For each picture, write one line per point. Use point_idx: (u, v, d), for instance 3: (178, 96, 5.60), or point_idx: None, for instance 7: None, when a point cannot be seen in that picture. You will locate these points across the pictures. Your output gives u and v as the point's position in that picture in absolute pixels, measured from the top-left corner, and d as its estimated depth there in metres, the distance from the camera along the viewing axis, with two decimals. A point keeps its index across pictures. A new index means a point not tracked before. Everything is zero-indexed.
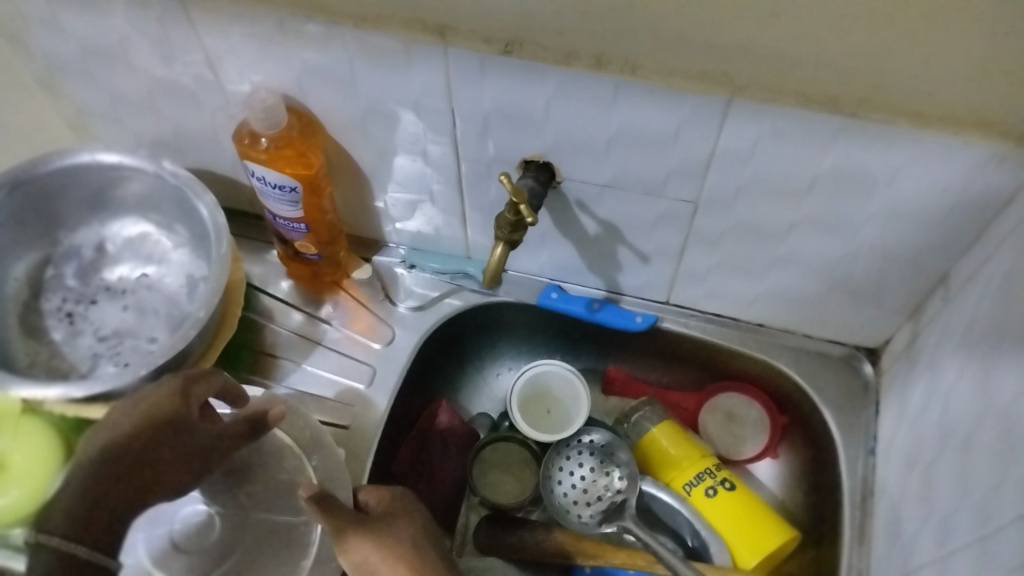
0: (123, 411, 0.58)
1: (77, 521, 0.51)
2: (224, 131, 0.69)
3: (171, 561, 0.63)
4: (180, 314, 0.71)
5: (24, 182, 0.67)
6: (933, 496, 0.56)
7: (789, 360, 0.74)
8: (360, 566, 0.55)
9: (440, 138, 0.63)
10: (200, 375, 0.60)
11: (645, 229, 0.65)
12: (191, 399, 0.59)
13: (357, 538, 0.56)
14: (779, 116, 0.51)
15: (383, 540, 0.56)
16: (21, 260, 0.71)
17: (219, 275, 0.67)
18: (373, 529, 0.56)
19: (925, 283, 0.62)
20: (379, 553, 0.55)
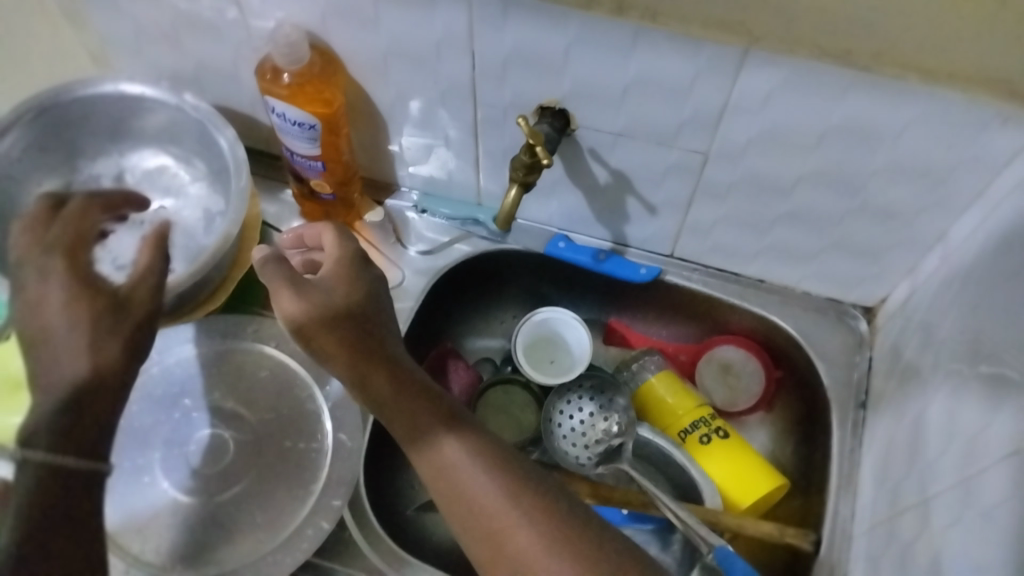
0: (33, 322, 0.50)
1: (56, 431, 0.47)
2: (245, 67, 0.70)
3: (186, 479, 0.67)
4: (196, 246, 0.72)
5: (49, 108, 0.69)
6: (922, 445, 0.58)
7: (788, 316, 0.76)
8: (299, 334, 0.56)
9: (459, 82, 0.64)
10: (73, 235, 0.54)
11: (655, 180, 0.67)
12: (90, 272, 0.53)
13: (298, 313, 0.56)
14: (795, 68, 0.52)
15: (326, 316, 0.56)
16: (41, 186, 0.73)
17: (238, 207, 0.68)
18: (310, 299, 0.56)
19: (925, 242, 0.63)
20: (446, 445, 0.53)
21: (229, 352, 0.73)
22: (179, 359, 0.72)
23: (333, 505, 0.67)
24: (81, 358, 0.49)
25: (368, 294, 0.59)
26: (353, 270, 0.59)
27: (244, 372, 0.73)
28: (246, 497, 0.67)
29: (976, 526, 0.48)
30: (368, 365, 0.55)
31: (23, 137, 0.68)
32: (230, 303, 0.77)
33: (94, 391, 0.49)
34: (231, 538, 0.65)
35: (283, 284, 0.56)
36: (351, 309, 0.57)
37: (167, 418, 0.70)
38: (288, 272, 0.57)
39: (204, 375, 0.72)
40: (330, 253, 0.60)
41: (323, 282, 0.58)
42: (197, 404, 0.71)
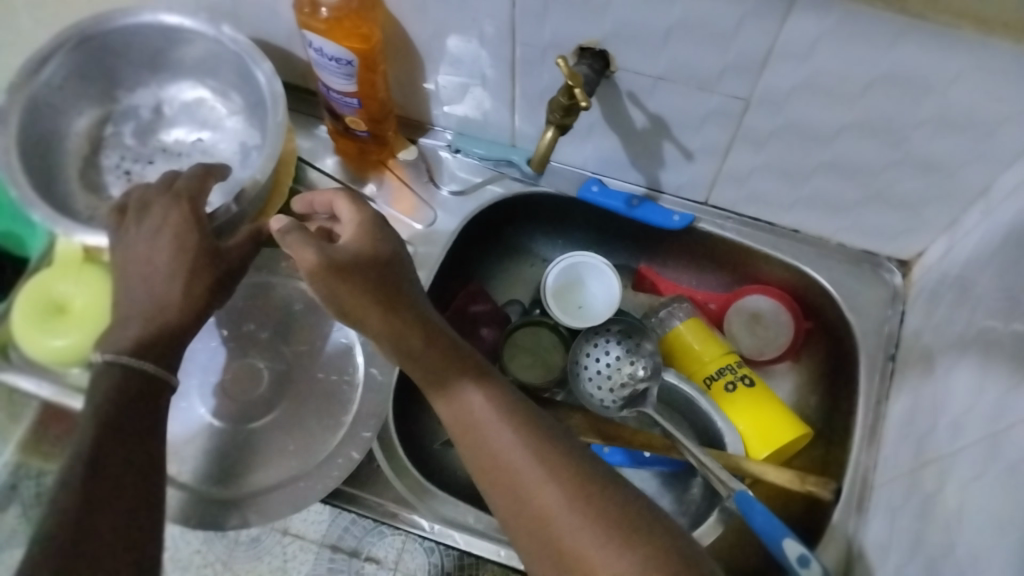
0: (146, 246, 0.60)
1: (142, 342, 0.57)
2: (283, 0, 0.70)
3: (224, 406, 0.69)
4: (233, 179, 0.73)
5: (89, 38, 0.69)
6: (949, 400, 0.58)
7: (822, 267, 0.75)
8: (328, 298, 0.57)
9: (499, 20, 0.63)
10: (199, 188, 0.63)
11: (693, 126, 0.66)
12: (204, 220, 0.62)
13: (326, 278, 0.56)
14: (846, 13, 0.51)
15: (353, 278, 0.56)
16: (82, 114, 0.73)
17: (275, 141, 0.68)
18: (337, 263, 0.56)
19: (967, 197, 0.62)
20: (471, 393, 0.56)
21: (264, 285, 0.75)
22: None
23: (364, 435, 0.68)
24: (173, 287, 0.59)
25: (391, 257, 0.59)
26: (376, 233, 0.60)
27: (279, 305, 0.74)
28: (280, 425, 0.69)
29: (998, 482, 0.48)
30: (400, 322, 0.57)
31: (64, 67, 0.69)
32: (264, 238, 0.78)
33: (167, 315, 0.59)
34: (264, 463, 0.68)
35: (310, 250, 0.56)
36: (377, 271, 0.58)
37: (205, 347, 0.72)
38: (311, 237, 0.57)
39: (240, 307, 0.74)
40: (351, 217, 0.61)
41: (348, 245, 0.58)
42: (233, 335, 0.73)
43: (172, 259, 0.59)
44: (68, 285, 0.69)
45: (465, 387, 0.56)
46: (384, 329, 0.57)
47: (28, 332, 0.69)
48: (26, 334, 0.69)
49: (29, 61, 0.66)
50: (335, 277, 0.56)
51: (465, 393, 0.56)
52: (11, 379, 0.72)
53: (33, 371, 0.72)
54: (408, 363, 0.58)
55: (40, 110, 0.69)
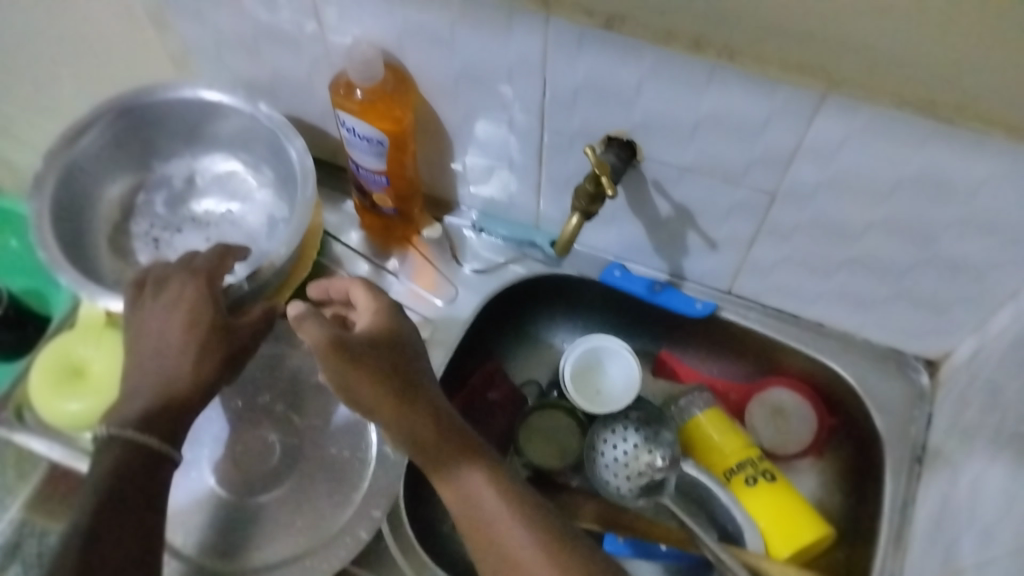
0: (160, 321, 0.61)
1: (147, 416, 0.58)
2: (319, 80, 0.72)
3: (233, 478, 0.68)
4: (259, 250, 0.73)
5: (129, 109, 0.71)
6: (979, 508, 0.56)
7: (846, 362, 0.74)
8: (339, 384, 0.58)
9: (528, 108, 0.64)
10: (217, 265, 0.64)
11: (717, 216, 0.66)
12: (219, 297, 0.63)
13: (337, 363, 0.57)
14: (873, 114, 0.51)
15: (366, 364, 0.57)
16: (116, 181, 0.75)
17: (303, 215, 0.69)
18: (350, 350, 0.57)
19: (996, 299, 0.62)
20: (476, 484, 0.55)
21: (282, 357, 0.75)
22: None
23: (373, 516, 0.67)
24: (181, 365, 0.59)
25: (404, 344, 0.60)
26: (390, 320, 0.61)
27: (296, 378, 0.74)
28: (288, 501, 0.68)
29: None
30: (411, 411, 0.57)
31: (103, 136, 0.71)
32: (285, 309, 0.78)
33: (176, 391, 0.59)
34: (269, 541, 0.66)
35: (323, 334, 0.58)
36: (390, 357, 0.58)
37: (219, 416, 0.71)
38: (323, 324, 0.59)
39: (258, 378, 0.73)
40: (366, 305, 0.62)
41: (362, 332, 0.59)
42: (248, 405, 0.72)
43: (183, 335, 0.60)
44: (87, 350, 0.70)
45: (471, 477, 0.55)
46: (395, 419, 0.57)
47: (44, 395, 0.69)
48: (41, 396, 0.69)
49: (69, 130, 0.68)
50: (344, 364, 0.57)
51: (477, 487, 0.55)
52: (24, 439, 0.71)
53: (46, 434, 0.71)
54: (417, 455, 0.57)
55: (76, 176, 0.70)
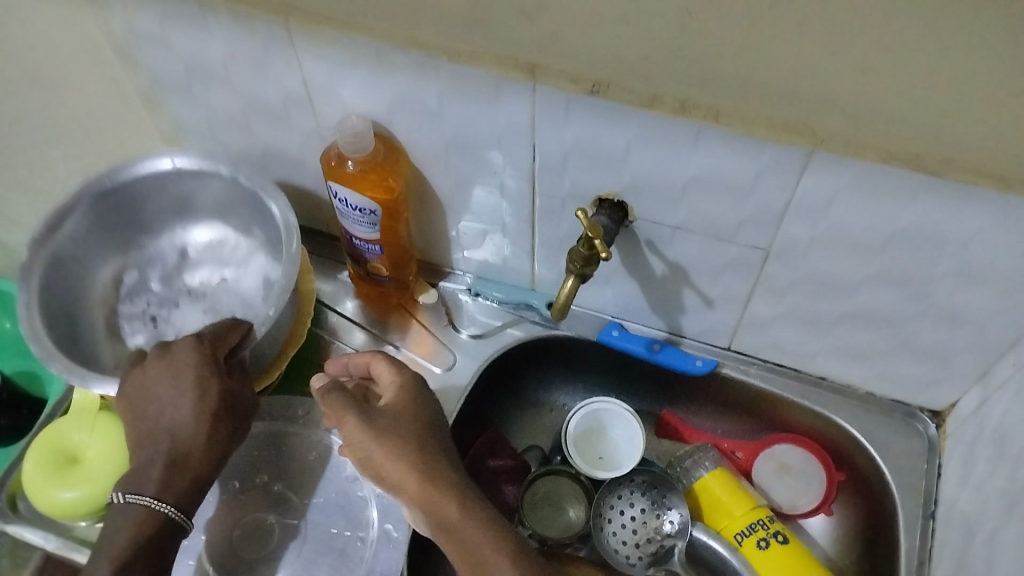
0: (171, 390, 0.60)
1: (166, 487, 0.58)
2: (310, 153, 0.73)
3: (231, 564, 0.66)
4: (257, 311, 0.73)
5: (110, 190, 0.72)
6: (995, 565, 0.55)
7: (851, 416, 0.73)
8: (365, 459, 0.58)
9: (518, 173, 0.64)
10: (224, 332, 0.64)
11: (713, 274, 0.66)
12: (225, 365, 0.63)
13: (362, 437, 0.58)
14: (862, 170, 0.52)
15: (390, 441, 0.58)
16: (104, 265, 0.75)
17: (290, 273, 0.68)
18: (376, 425, 0.58)
19: (998, 349, 0.61)
20: (498, 560, 0.54)
21: (279, 434, 0.73)
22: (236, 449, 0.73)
23: None
24: (191, 437, 0.60)
25: (429, 423, 0.60)
26: (413, 398, 0.61)
27: (295, 454, 0.72)
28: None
29: None
30: (434, 490, 0.56)
31: (96, 217, 0.71)
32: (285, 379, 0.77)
33: (187, 463, 0.59)
34: None
35: (347, 410, 0.59)
36: (414, 435, 0.58)
37: (215, 499, 0.70)
38: (351, 401, 0.60)
39: (258, 456, 0.72)
40: (392, 380, 0.63)
41: (387, 409, 0.60)
42: (245, 485, 0.71)
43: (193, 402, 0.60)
44: (84, 436, 0.69)
45: (494, 554, 0.54)
46: (418, 497, 0.56)
47: (39, 485, 0.67)
48: (37, 488, 0.67)
49: (52, 216, 0.68)
50: (369, 437, 0.58)
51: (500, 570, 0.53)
52: (17, 530, 0.70)
53: (40, 523, 0.70)
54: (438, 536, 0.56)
55: (63, 261, 0.70)
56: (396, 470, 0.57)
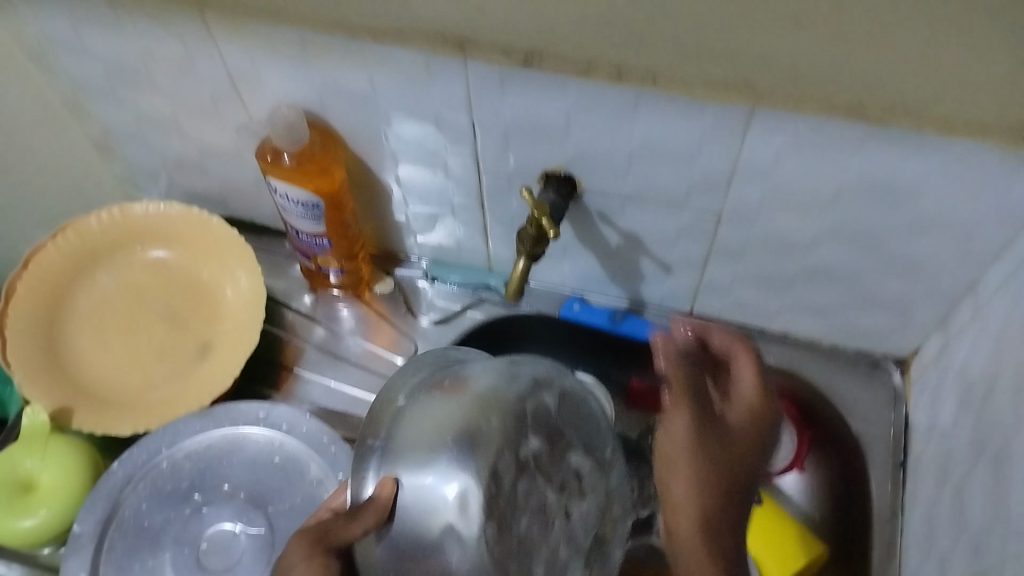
0: None
1: None
2: (246, 149, 0.70)
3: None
4: (555, 427, 0.49)
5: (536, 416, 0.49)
6: (966, 511, 0.55)
7: (817, 369, 0.73)
8: (682, 444, 0.51)
9: (460, 152, 0.62)
10: None
11: (667, 241, 0.65)
12: None
13: (698, 437, 0.51)
14: (804, 124, 0.50)
15: (704, 461, 0.50)
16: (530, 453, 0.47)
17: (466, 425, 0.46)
18: (708, 428, 0.51)
19: (956, 292, 0.60)
20: None
21: (237, 440, 0.70)
22: (188, 452, 0.70)
23: None
24: None
25: (747, 482, 0.50)
26: (758, 424, 0.52)
27: (255, 461, 0.69)
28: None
29: None
30: (710, 519, 0.49)
31: None
32: (512, 503, 0.46)
33: None
34: None
35: (687, 407, 0.52)
36: (732, 473, 0.50)
37: (176, 515, 0.67)
38: (687, 392, 0.54)
39: (216, 465, 0.69)
40: (749, 396, 0.54)
41: (735, 429, 0.52)
42: (207, 499, 0.68)
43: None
44: (33, 463, 0.68)
45: None
46: (699, 523, 0.49)
47: None
48: None
49: None
50: (696, 436, 0.51)
51: None
52: None
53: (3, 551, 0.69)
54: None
55: None
56: (680, 476, 0.50)
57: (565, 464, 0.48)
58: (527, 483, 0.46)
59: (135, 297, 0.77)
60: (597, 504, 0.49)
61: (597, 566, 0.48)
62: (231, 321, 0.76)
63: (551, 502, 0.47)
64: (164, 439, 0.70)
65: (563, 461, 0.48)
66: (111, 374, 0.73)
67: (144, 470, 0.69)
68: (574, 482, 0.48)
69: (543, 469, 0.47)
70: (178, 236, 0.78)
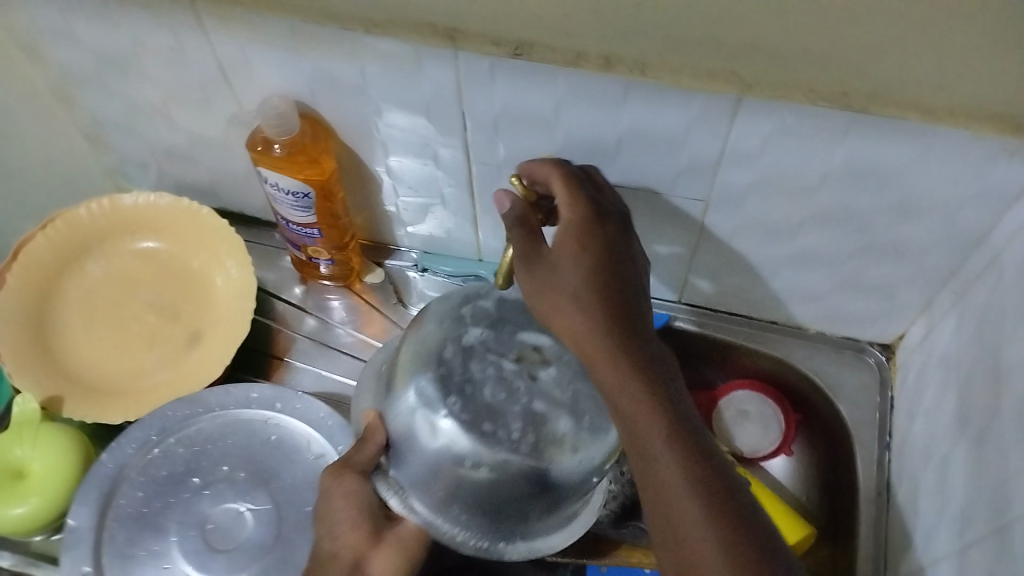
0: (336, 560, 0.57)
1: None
2: (237, 139, 0.70)
3: (210, 562, 0.64)
4: (496, 317, 0.55)
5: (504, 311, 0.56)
6: (949, 489, 0.56)
7: (804, 356, 0.74)
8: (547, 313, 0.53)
9: (450, 142, 0.63)
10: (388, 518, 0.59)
11: (656, 229, 0.66)
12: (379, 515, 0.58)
13: (560, 295, 0.52)
14: (791, 112, 0.51)
15: (578, 309, 0.51)
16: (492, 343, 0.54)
17: (448, 330, 0.54)
18: (566, 281, 0.52)
19: (939, 278, 0.62)
20: (663, 464, 0.48)
21: (230, 424, 0.71)
22: (181, 437, 0.70)
23: None
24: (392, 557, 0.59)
25: (626, 292, 0.53)
26: (609, 287, 0.52)
27: (251, 442, 0.70)
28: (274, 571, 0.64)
29: None
30: (620, 362, 0.50)
31: None
32: (469, 380, 0.52)
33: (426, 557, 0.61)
34: None
35: (534, 274, 0.53)
36: (611, 305, 0.52)
37: (176, 500, 0.67)
38: (539, 257, 0.54)
39: (211, 449, 0.70)
40: (589, 238, 0.54)
41: (580, 263, 0.53)
42: (207, 481, 0.68)
43: (386, 557, 0.52)
44: (25, 449, 0.68)
45: (659, 464, 0.48)
46: (608, 369, 0.50)
47: None
48: None
49: None
50: (559, 294, 0.52)
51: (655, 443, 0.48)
52: None
53: None
54: (662, 520, 0.47)
55: None
56: (569, 329, 0.52)
57: (516, 341, 0.54)
58: (482, 365, 0.52)
59: (125, 287, 0.77)
60: (567, 364, 0.53)
61: (595, 418, 0.53)
62: (222, 310, 0.76)
63: (510, 370, 0.52)
64: (152, 428, 0.69)
65: (519, 341, 0.54)
66: (103, 364, 0.73)
67: (135, 460, 0.68)
68: (532, 354, 0.54)
69: (493, 349, 0.53)
70: (167, 226, 0.78)
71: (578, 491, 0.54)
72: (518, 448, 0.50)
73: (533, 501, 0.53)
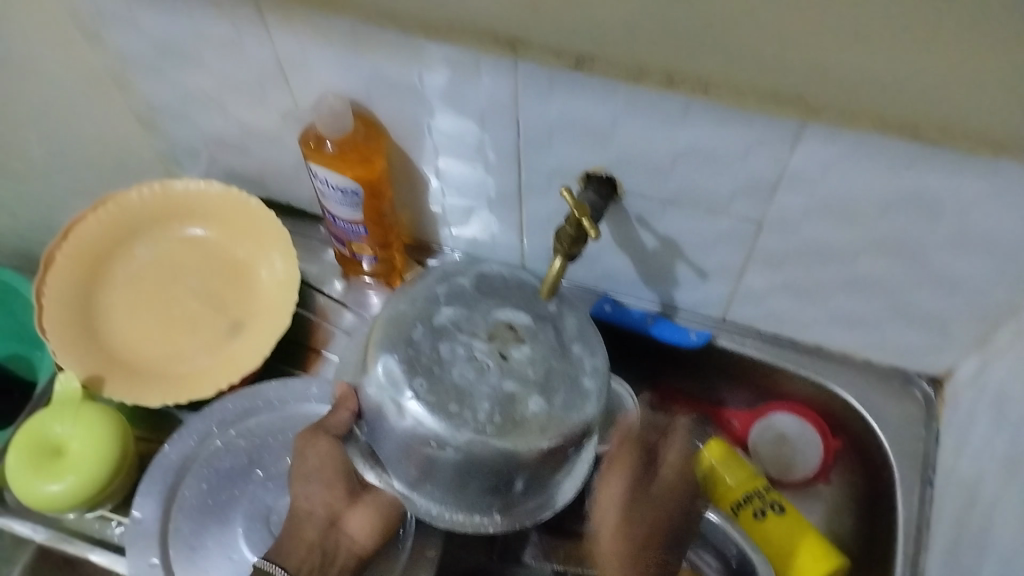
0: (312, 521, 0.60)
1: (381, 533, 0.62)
2: (288, 132, 0.70)
3: None
4: (471, 299, 0.58)
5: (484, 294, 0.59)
6: (994, 535, 0.55)
7: (848, 385, 0.72)
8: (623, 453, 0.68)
9: (501, 148, 0.62)
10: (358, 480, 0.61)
11: (705, 247, 0.65)
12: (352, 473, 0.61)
13: (642, 449, 0.68)
14: (855, 139, 0.50)
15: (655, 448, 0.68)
16: (475, 328, 0.56)
17: (425, 317, 0.57)
18: (650, 445, 0.68)
19: (997, 315, 0.60)
20: (637, 527, 0.65)
21: (291, 418, 0.73)
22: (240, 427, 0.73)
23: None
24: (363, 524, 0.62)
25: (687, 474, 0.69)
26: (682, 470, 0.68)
27: None
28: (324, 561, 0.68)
29: None
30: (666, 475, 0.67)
31: None
32: (438, 361, 0.54)
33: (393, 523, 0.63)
34: None
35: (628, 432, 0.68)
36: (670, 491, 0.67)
37: (242, 492, 0.70)
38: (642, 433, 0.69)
39: (271, 445, 0.72)
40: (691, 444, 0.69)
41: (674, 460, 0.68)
42: (269, 475, 0.71)
43: (362, 515, 0.61)
44: (65, 428, 0.69)
45: (643, 519, 0.65)
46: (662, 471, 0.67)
47: (22, 478, 0.68)
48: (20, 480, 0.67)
49: None
50: (636, 448, 0.68)
51: (643, 510, 0.65)
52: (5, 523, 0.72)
53: (29, 516, 0.73)
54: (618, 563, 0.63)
55: None
56: (627, 443, 0.68)
57: (490, 322, 0.56)
58: (452, 347, 0.55)
59: (169, 272, 0.78)
60: (539, 343, 0.56)
61: (567, 397, 0.54)
62: (264, 303, 0.76)
63: (480, 351, 0.55)
64: (214, 419, 0.73)
65: (492, 323, 0.56)
66: (144, 348, 0.74)
67: (199, 453, 0.72)
68: (506, 333, 0.56)
69: (465, 329, 0.56)
70: (214, 214, 0.78)
71: (563, 461, 0.56)
72: (482, 428, 0.52)
73: (513, 475, 0.54)
